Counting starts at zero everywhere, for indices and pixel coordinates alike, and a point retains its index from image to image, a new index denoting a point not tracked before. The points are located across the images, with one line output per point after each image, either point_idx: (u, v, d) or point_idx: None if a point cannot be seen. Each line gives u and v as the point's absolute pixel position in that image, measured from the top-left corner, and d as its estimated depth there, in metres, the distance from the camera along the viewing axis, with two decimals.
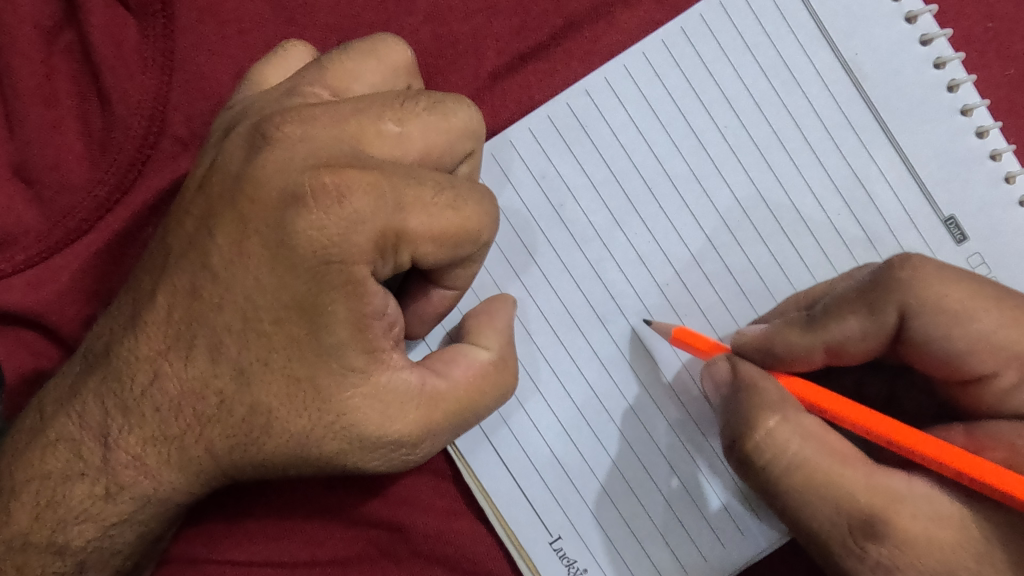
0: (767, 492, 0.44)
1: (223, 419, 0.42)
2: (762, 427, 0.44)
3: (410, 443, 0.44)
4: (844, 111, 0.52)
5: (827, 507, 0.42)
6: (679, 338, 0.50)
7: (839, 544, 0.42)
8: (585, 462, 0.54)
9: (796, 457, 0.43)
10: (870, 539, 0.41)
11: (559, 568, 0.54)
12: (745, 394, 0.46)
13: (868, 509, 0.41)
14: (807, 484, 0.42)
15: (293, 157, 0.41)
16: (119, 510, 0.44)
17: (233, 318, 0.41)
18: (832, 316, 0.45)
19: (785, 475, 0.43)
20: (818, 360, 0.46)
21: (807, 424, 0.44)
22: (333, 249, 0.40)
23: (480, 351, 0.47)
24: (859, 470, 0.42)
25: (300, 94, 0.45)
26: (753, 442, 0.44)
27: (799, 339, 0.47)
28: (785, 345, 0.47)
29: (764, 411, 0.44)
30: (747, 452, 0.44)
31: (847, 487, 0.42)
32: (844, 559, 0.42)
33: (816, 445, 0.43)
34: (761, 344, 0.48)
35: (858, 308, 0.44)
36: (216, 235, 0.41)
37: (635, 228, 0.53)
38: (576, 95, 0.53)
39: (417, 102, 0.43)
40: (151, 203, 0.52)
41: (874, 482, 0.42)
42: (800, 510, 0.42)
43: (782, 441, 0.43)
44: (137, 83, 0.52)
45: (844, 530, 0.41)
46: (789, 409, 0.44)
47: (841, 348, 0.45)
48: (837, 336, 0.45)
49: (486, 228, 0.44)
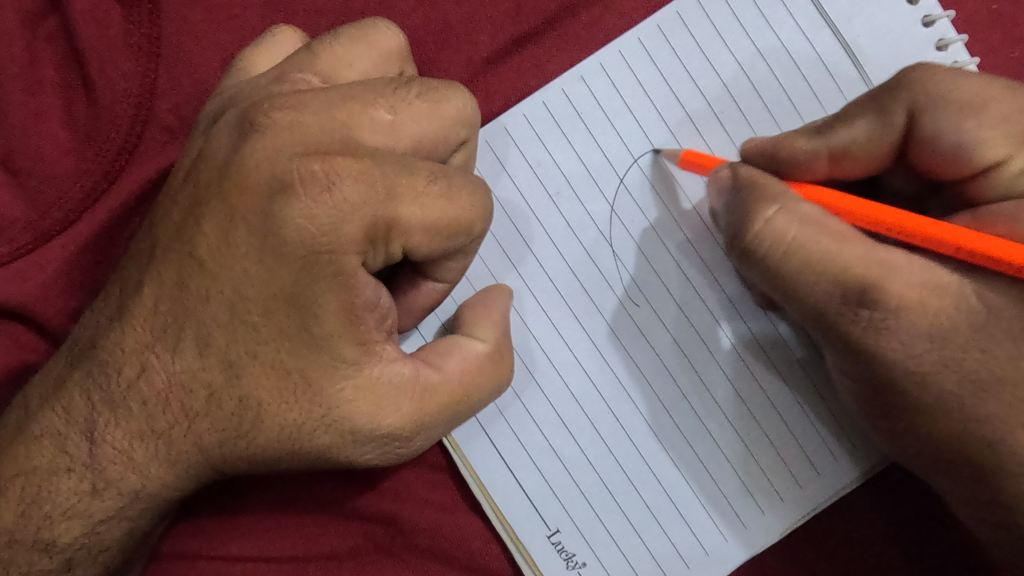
0: (767, 276, 0.45)
1: (212, 413, 0.41)
2: (763, 217, 0.44)
3: (404, 435, 0.43)
4: (844, 95, 0.51)
5: (823, 281, 0.43)
6: (686, 159, 0.50)
7: (835, 313, 0.44)
8: (583, 454, 0.53)
9: (794, 240, 0.43)
10: (864, 306, 0.43)
11: (557, 561, 0.53)
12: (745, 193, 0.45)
13: (863, 279, 0.42)
14: (806, 263, 0.43)
15: (281, 143, 0.40)
16: (107, 507, 0.43)
17: (221, 309, 0.40)
18: (843, 122, 0.47)
19: (786, 258, 0.44)
20: (820, 168, 0.48)
21: (806, 210, 0.44)
22: (322, 239, 0.39)
23: (475, 342, 0.47)
24: (856, 243, 0.43)
25: (290, 81, 0.44)
26: (755, 233, 0.44)
27: (805, 146, 0.47)
28: (791, 153, 0.48)
29: (764, 202, 0.44)
30: (749, 242, 0.45)
31: (843, 260, 0.43)
32: (841, 326, 0.44)
33: (816, 227, 0.43)
34: (767, 149, 0.49)
35: (870, 111, 0.46)
36: (203, 223, 0.40)
37: (631, 215, 0.52)
38: (571, 80, 0.52)
39: (409, 89, 0.42)
40: (139, 193, 0.51)
41: (871, 254, 0.43)
42: (798, 290, 0.44)
43: (780, 229, 0.44)
44: (123, 72, 0.51)
45: (840, 299, 0.43)
46: (789, 197, 0.44)
47: (847, 152, 0.47)
48: (843, 139, 0.46)
49: (479, 219, 0.43)
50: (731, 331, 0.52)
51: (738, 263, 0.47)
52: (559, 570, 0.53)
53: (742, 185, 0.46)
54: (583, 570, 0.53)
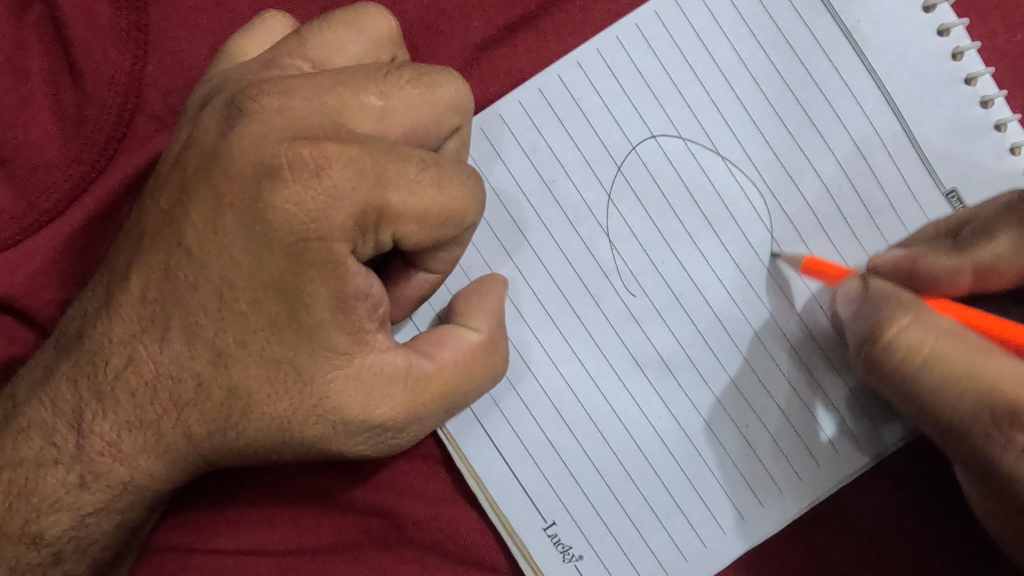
0: (903, 391, 0.42)
1: (201, 403, 0.41)
2: (896, 324, 0.43)
3: (396, 426, 0.42)
4: (843, 80, 0.50)
5: (967, 397, 0.39)
6: (809, 266, 0.50)
7: (979, 434, 0.39)
8: (581, 447, 0.52)
9: (933, 352, 0.41)
10: (1016, 429, 0.38)
11: (554, 554, 0.52)
12: (878, 303, 0.45)
13: (1012, 396, 0.38)
14: (945, 376, 0.40)
15: (271, 129, 0.39)
16: (95, 499, 0.43)
17: (209, 297, 0.40)
18: (984, 236, 0.46)
19: (924, 369, 0.41)
20: (964, 283, 0.47)
21: (944, 323, 0.42)
22: (311, 225, 0.38)
23: (470, 332, 0.46)
24: (1004, 362, 0.40)
25: (280, 66, 0.43)
26: (886, 342, 0.43)
27: (947, 262, 0.47)
28: (931, 269, 0.47)
29: (898, 312, 0.43)
30: (878, 351, 0.43)
31: (988, 377, 0.39)
32: (986, 449, 0.39)
33: (955, 341, 0.41)
34: (905, 268, 0.48)
35: (1012, 224, 0.46)
36: (191, 211, 0.40)
37: (629, 204, 0.51)
38: (567, 67, 0.51)
39: (401, 75, 0.42)
40: (127, 182, 0.50)
41: (1022, 375, 0.39)
42: (937, 405, 0.41)
43: (915, 338, 0.42)
44: (110, 58, 0.50)
45: (987, 419, 0.39)
46: (926, 311, 0.43)
47: (992, 268, 0.46)
48: (988, 255, 0.46)
49: (471, 210, 0.42)
50: (729, 322, 0.51)
51: (867, 374, 0.45)
52: (555, 563, 0.52)
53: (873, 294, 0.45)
54: (579, 563, 0.52)
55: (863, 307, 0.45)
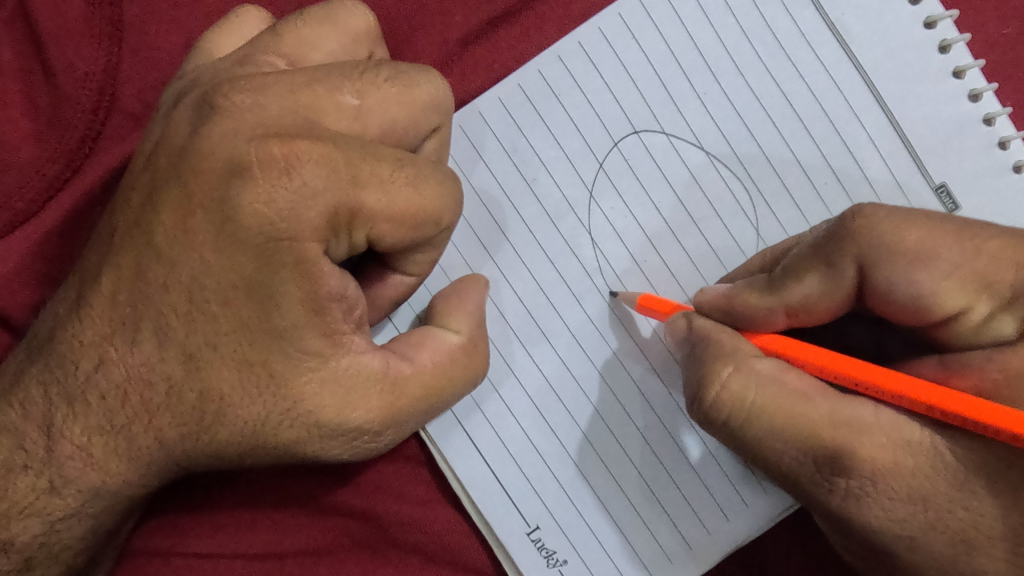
0: (734, 444, 0.42)
1: (173, 407, 0.40)
2: (714, 378, 0.42)
3: (373, 429, 0.41)
4: (830, 73, 0.49)
5: (792, 448, 0.40)
6: (645, 305, 0.48)
7: (810, 482, 0.40)
8: (562, 448, 0.51)
9: (754, 403, 0.41)
10: (838, 474, 0.39)
11: (537, 557, 0.52)
12: (701, 349, 0.44)
13: (831, 445, 0.39)
14: (770, 429, 0.40)
15: (240, 127, 0.38)
16: (66, 504, 0.42)
17: (180, 299, 0.39)
18: (793, 277, 0.42)
19: (751, 423, 0.41)
20: (780, 322, 0.44)
21: (763, 368, 0.42)
22: (281, 225, 0.38)
23: (450, 333, 0.45)
24: (821, 404, 0.40)
25: (254, 63, 0.42)
26: (713, 398, 0.42)
27: (759, 301, 0.44)
28: (747, 308, 0.44)
29: (718, 363, 0.42)
30: (708, 406, 0.42)
31: (808, 425, 0.39)
32: (817, 495, 0.40)
33: (775, 388, 0.41)
34: (722, 302, 0.45)
35: (818, 264, 0.41)
36: (160, 210, 0.39)
37: (610, 201, 0.50)
38: (548, 61, 0.50)
39: (378, 73, 0.41)
40: (102, 181, 0.50)
41: (838, 415, 0.39)
42: (764, 452, 0.41)
43: (739, 391, 0.41)
44: (84, 54, 0.49)
45: (811, 468, 0.40)
46: (743, 355, 0.43)
47: (804, 307, 0.42)
48: (798, 297, 0.42)
49: (447, 210, 0.42)
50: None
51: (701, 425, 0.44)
52: (539, 567, 0.52)
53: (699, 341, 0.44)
54: (564, 567, 0.52)
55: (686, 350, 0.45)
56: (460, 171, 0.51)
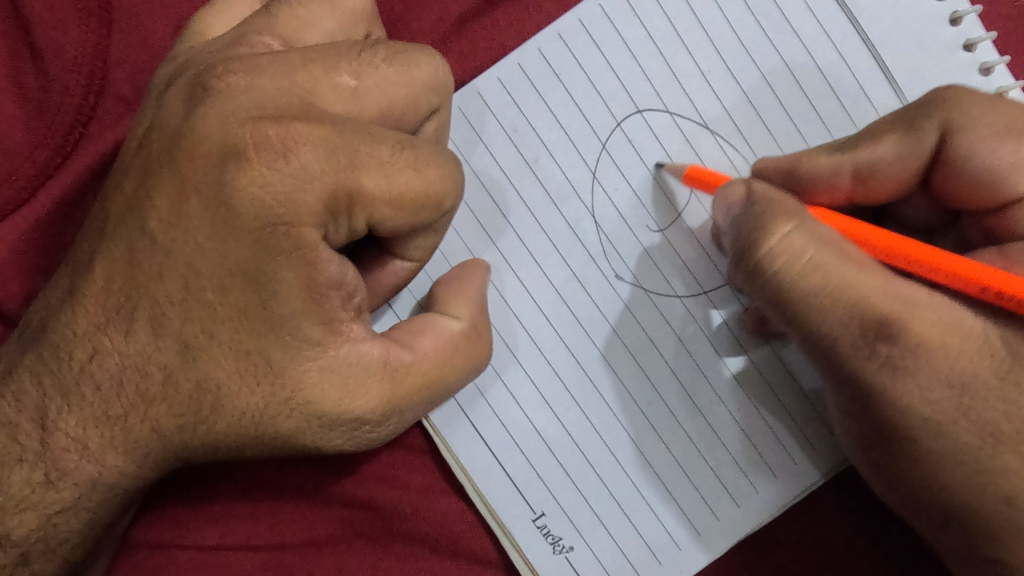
0: (777, 300, 0.41)
1: (170, 398, 0.39)
2: (776, 231, 0.40)
3: (374, 419, 0.40)
4: (837, 47, 0.48)
5: (839, 310, 0.39)
6: (691, 175, 0.47)
7: (849, 347, 0.40)
8: (568, 434, 0.51)
9: (812, 261, 0.39)
10: (883, 341, 0.39)
11: (543, 545, 0.51)
12: (758, 207, 0.42)
13: (884, 311, 0.39)
14: (820, 286, 0.39)
15: (234, 108, 0.37)
16: (63, 497, 0.42)
17: (175, 287, 0.38)
18: (869, 139, 0.43)
19: (801, 278, 0.39)
20: (844, 185, 0.44)
21: (824, 232, 0.40)
22: (277, 210, 0.37)
23: (451, 320, 0.44)
24: (878, 275, 0.39)
25: (247, 44, 0.41)
26: (767, 248, 0.40)
27: (828, 161, 0.44)
28: (811, 170, 0.44)
29: (779, 218, 0.40)
30: (760, 259, 0.40)
31: (862, 289, 0.39)
32: (854, 362, 0.40)
33: (834, 251, 0.40)
34: (785, 165, 0.46)
35: (900, 127, 0.43)
36: (154, 195, 0.38)
37: (614, 181, 0.49)
38: (548, 39, 0.49)
39: (376, 52, 0.40)
40: (93, 167, 0.48)
41: (892, 287, 0.39)
42: (808, 313, 0.40)
43: (797, 247, 0.40)
44: (71, 37, 0.48)
45: (857, 332, 0.39)
46: (809, 218, 0.41)
47: (872, 171, 0.43)
48: (870, 156, 0.43)
49: (450, 193, 0.40)
50: (730, 317, 0.50)
51: (744, 285, 0.43)
52: (546, 554, 0.51)
53: (757, 201, 0.42)
54: (570, 555, 0.51)
55: (743, 210, 0.42)
56: (460, 154, 0.50)
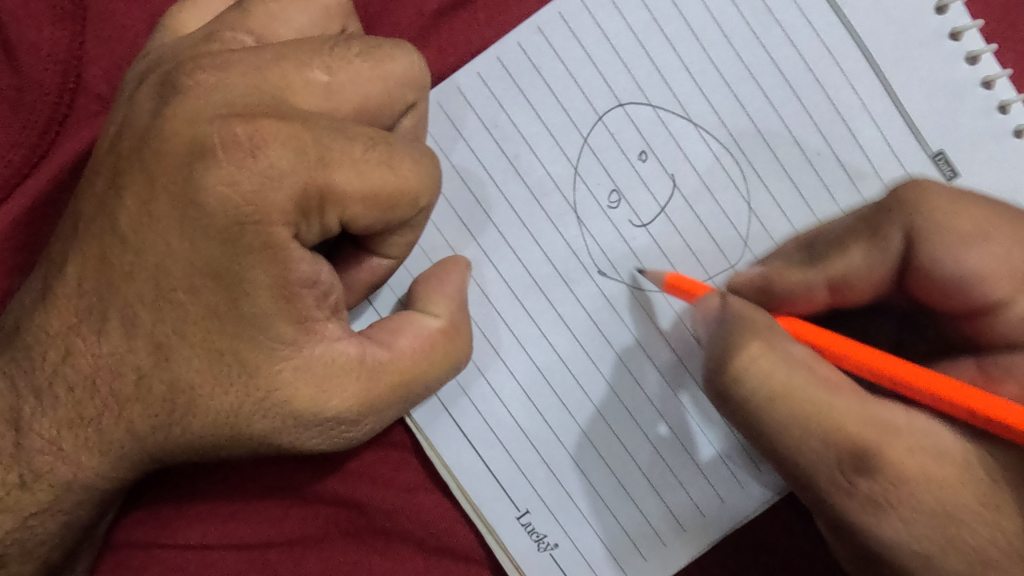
0: (749, 424, 0.40)
1: (143, 398, 0.39)
2: (744, 354, 0.39)
3: (349, 419, 0.40)
4: (821, 37, 0.47)
5: (814, 441, 0.38)
6: (672, 284, 0.47)
7: (828, 482, 0.38)
8: (552, 432, 0.50)
9: (777, 388, 0.39)
10: (860, 475, 0.37)
11: (527, 542, 0.51)
12: (730, 324, 0.41)
13: (861, 442, 0.37)
14: (790, 418, 0.38)
15: (203, 106, 0.37)
16: (38, 499, 0.42)
17: (146, 287, 0.38)
18: (835, 249, 0.43)
19: (772, 403, 0.39)
20: (821, 298, 0.44)
21: (796, 353, 0.40)
22: (247, 209, 0.36)
23: (430, 318, 0.44)
24: (852, 398, 0.38)
25: (220, 40, 0.40)
26: (737, 372, 0.40)
27: (799, 277, 0.44)
28: (783, 284, 0.45)
29: (748, 339, 0.40)
30: (730, 375, 0.40)
31: (839, 419, 0.37)
32: (835, 499, 0.38)
33: (805, 373, 0.39)
34: (757, 282, 0.46)
35: (863, 237, 0.42)
36: (124, 195, 0.38)
37: (595, 176, 0.49)
38: (527, 33, 0.49)
39: (349, 47, 0.39)
40: (69, 165, 0.48)
41: (866, 412, 0.38)
42: (784, 444, 0.39)
43: (765, 371, 0.39)
44: (46, 35, 0.48)
45: (833, 462, 0.37)
46: (776, 335, 0.40)
47: (846, 282, 0.43)
48: (841, 269, 0.42)
49: (426, 190, 0.40)
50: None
51: (716, 401, 0.42)
52: (530, 552, 0.51)
53: (729, 318, 0.42)
54: (555, 552, 0.51)
55: (717, 327, 0.42)
56: (439, 150, 0.49)
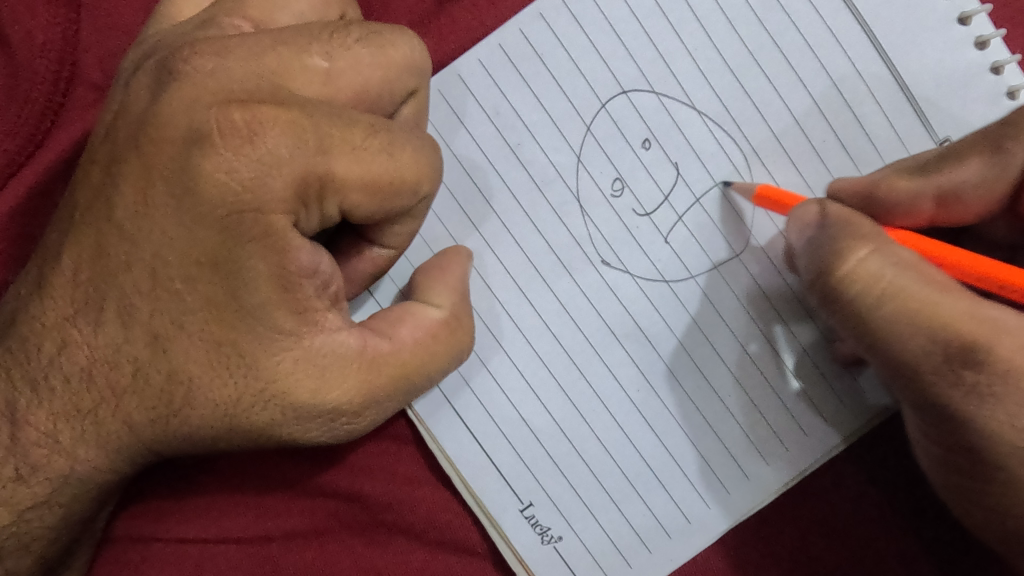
0: (853, 322, 0.40)
1: (141, 390, 0.38)
2: (852, 257, 0.40)
3: (351, 411, 0.40)
4: (828, 23, 0.47)
5: (918, 336, 0.38)
6: (763, 196, 0.46)
7: (931, 371, 0.38)
8: (556, 423, 0.50)
9: (892, 285, 0.39)
10: (968, 367, 0.37)
11: (531, 536, 0.50)
12: (834, 228, 0.41)
13: (967, 334, 0.37)
14: (901, 313, 0.38)
15: (200, 93, 0.36)
16: (34, 493, 0.41)
17: (143, 277, 0.37)
18: (951, 160, 0.43)
19: (881, 302, 0.39)
20: (926, 210, 0.43)
21: (901, 255, 0.40)
22: (245, 197, 0.36)
23: (431, 308, 0.43)
24: (960, 297, 0.38)
25: (216, 26, 0.40)
26: (840, 273, 0.40)
27: (907, 185, 0.43)
28: (892, 193, 0.44)
29: (855, 242, 0.40)
30: (834, 282, 0.40)
31: (943, 317, 0.37)
32: (936, 390, 0.38)
33: (913, 274, 0.39)
34: (864, 190, 0.45)
35: (985, 148, 0.42)
36: (120, 183, 0.37)
37: (599, 164, 0.48)
38: (529, 19, 0.48)
39: (348, 33, 0.38)
40: (64, 156, 0.47)
41: (975, 310, 0.37)
42: (887, 337, 0.39)
43: (875, 271, 0.39)
44: (40, 22, 0.47)
45: (941, 358, 0.37)
46: (884, 241, 0.40)
47: (956, 196, 0.43)
48: (951, 181, 0.42)
49: (426, 179, 0.39)
50: (720, 302, 0.49)
51: (822, 305, 0.42)
52: (533, 545, 0.50)
53: (830, 223, 0.42)
54: (559, 545, 0.50)
55: (815, 232, 0.42)
56: (441, 138, 0.48)
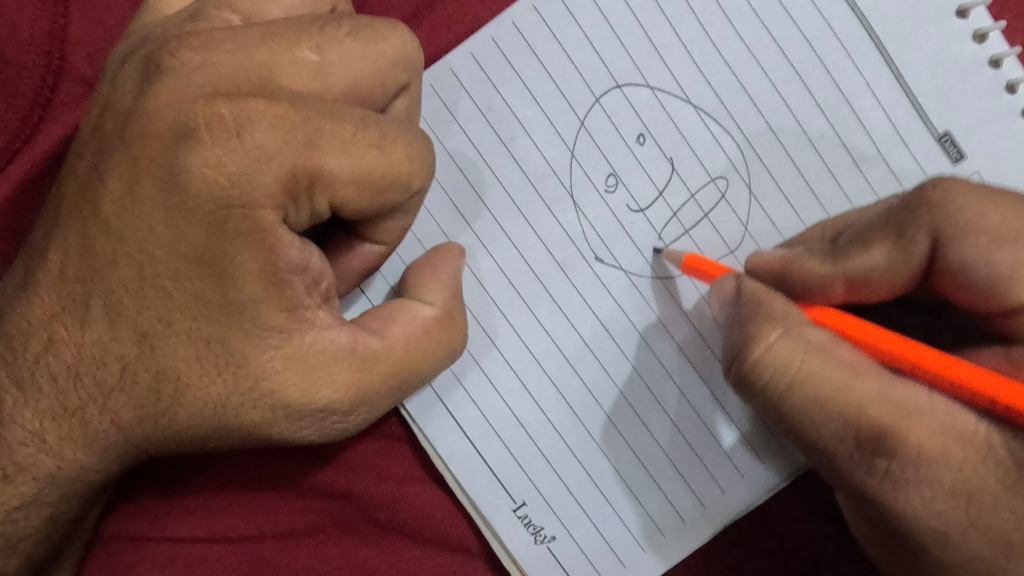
0: (769, 410, 0.39)
1: (128, 388, 0.38)
2: (765, 340, 0.39)
3: (342, 409, 0.39)
4: (825, 16, 0.46)
5: (833, 423, 0.37)
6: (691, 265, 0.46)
7: (846, 459, 0.37)
8: (549, 423, 0.49)
9: (802, 371, 0.38)
10: (880, 455, 0.36)
11: (525, 536, 0.50)
12: (746, 308, 0.41)
13: (877, 424, 0.36)
14: (813, 399, 0.37)
15: (188, 86, 0.35)
16: (21, 492, 0.41)
17: (130, 273, 0.36)
18: (858, 245, 0.41)
19: (793, 389, 0.38)
20: (838, 294, 0.42)
21: (812, 336, 0.38)
22: (232, 191, 0.35)
23: (423, 306, 0.43)
24: (872, 379, 0.37)
25: (206, 18, 0.39)
26: (753, 360, 0.39)
27: (819, 269, 0.42)
28: (804, 274, 0.43)
29: (766, 324, 0.39)
30: (747, 367, 0.39)
31: (857, 402, 0.36)
32: (854, 475, 0.37)
33: (823, 357, 0.38)
34: (777, 269, 0.44)
35: (888, 234, 0.40)
36: (106, 178, 0.36)
37: (593, 160, 0.48)
38: (523, 12, 0.47)
39: (339, 26, 0.38)
40: (51, 152, 0.47)
41: (886, 392, 0.36)
42: (802, 425, 0.38)
43: (783, 357, 0.38)
44: (28, 15, 0.46)
45: (852, 444, 0.37)
46: (795, 322, 0.39)
47: (866, 280, 0.41)
48: (861, 266, 0.41)
49: (419, 174, 0.39)
50: (654, 360, 0.49)
51: (737, 389, 0.41)
52: (527, 545, 0.50)
53: (745, 301, 0.41)
54: (553, 545, 0.50)
55: (734, 310, 0.42)
56: (433, 133, 0.48)
